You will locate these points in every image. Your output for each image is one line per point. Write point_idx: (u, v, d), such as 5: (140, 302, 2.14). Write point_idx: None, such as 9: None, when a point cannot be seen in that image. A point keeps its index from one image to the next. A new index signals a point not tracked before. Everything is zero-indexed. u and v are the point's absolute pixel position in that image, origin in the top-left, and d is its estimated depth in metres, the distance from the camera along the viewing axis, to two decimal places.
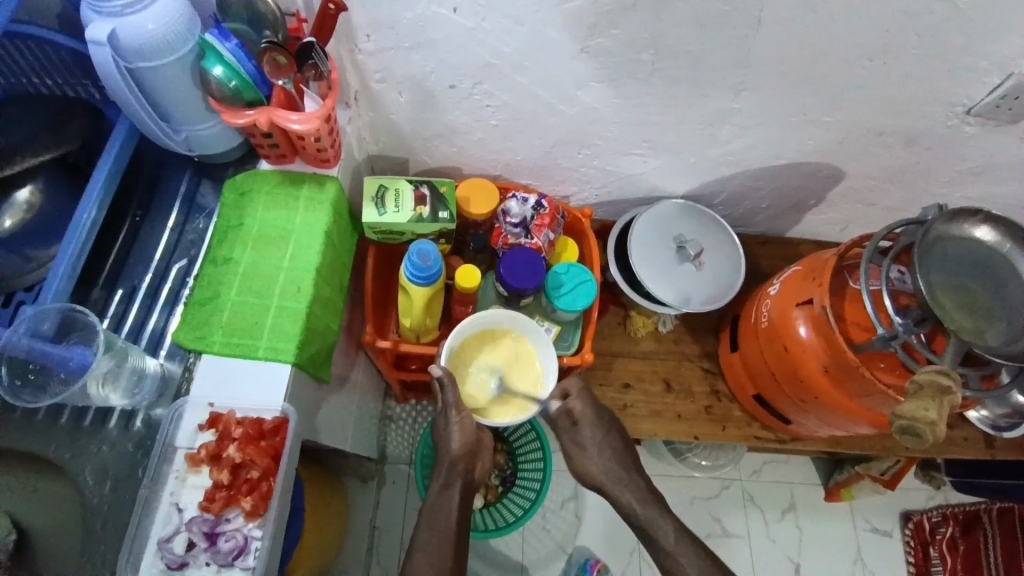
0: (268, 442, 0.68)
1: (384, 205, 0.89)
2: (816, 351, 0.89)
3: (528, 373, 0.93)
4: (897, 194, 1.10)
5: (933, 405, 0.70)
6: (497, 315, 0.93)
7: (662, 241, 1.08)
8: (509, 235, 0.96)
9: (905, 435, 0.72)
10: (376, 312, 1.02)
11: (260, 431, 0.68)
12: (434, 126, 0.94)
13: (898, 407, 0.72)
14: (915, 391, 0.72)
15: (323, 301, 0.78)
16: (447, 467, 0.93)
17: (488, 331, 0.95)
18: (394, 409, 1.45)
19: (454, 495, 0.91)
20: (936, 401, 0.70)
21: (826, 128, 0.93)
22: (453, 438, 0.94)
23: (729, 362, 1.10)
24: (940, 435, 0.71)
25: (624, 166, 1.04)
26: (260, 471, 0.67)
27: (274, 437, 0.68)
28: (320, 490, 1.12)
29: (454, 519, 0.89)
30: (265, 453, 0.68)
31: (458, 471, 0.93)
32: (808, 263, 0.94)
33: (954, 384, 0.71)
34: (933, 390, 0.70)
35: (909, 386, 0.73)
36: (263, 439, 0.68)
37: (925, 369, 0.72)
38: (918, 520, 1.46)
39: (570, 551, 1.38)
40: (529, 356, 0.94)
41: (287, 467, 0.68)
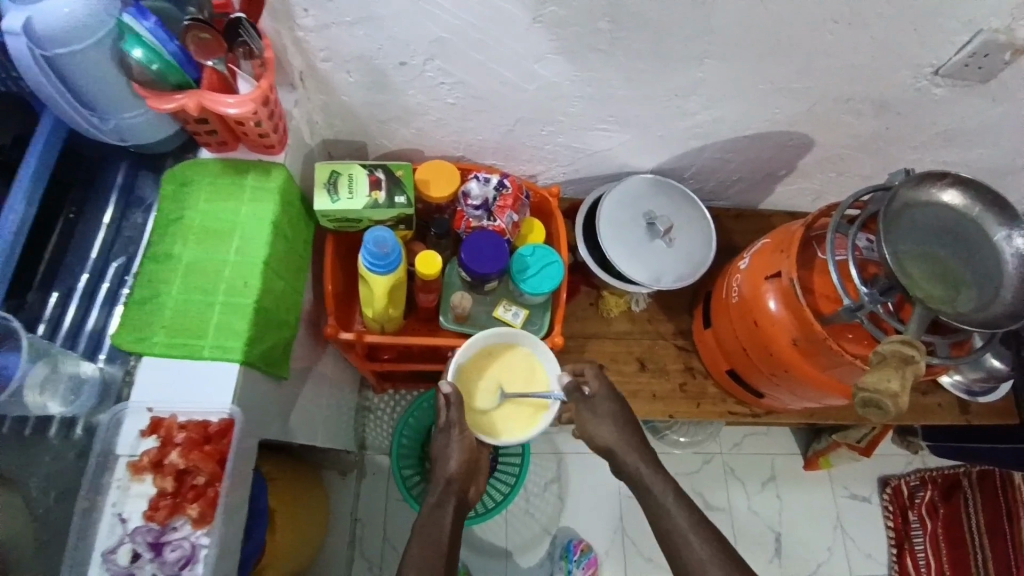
0: (214, 445, 0.65)
1: (338, 192, 0.83)
2: (786, 323, 0.87)
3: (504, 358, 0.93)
4: (867, 161, 1.08)
5: (898, 374, 0.66)
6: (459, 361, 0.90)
7: (632, 218, 1.06)
8: (471, 218, 0.93)
9: (868, 408, 0.68)
10: (340, 307, 0.97)
11: (205, 435, 0.65)
12: (390, 106, 0.90)
13: (862, 378, 0.68)
14: (879, 361, 0.68)
15: (274, 293, 0.74)
16: (442, 485, 0.88)
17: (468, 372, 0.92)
18: (372, 400, 1.45)
19: (449, 512, 0.85)
20: (900, 371, 0.67)
21: (794, 96, 0.91)
22: (452, 457, 0.89)
23: (702, 340, 1.09)
24: (904, 407, 0.67)
25: (590, 142, 1.01)
26: (207, 476, 0.64)
27: (220, 440, 0.65)
28: (296, 487, 1.10)
29: (446, 539, 0.82)
30: (210, 457, 0.65)
31: (453, 490, 0.88)
32: (776, 235, 0.93)
33: (918, 354, 0.68)
34: (895, 361, 0.67)
35: (874, 358, 0.69)
36: (207, 443, 0.65)
37: (889, 339, 0.69)
38: (895, 484, 1.49)
39: (554, 532, 1.39)
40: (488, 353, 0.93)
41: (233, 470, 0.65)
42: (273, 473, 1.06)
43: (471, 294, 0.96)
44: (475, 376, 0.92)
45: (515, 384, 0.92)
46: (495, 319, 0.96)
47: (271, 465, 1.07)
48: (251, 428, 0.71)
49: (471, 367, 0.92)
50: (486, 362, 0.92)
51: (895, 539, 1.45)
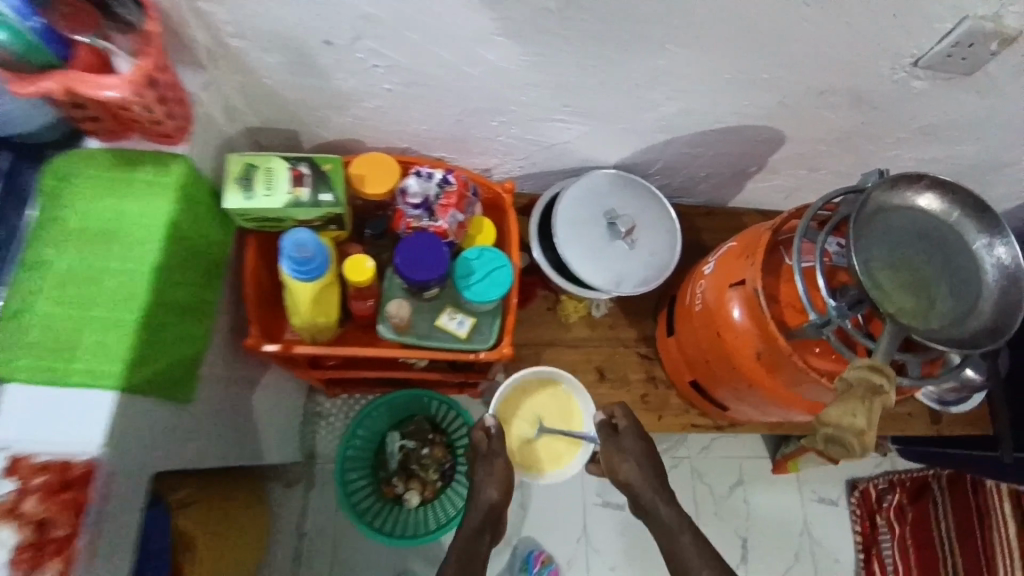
0: (73, 493, 0.56)
1: (253, 188, 0.72)
2: (749, 335, 0.81)
3: (545, 394, 1.01)
4: (840, 158, 1.02)
5: (861, 410, 0.59)
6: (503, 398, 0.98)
7: (591, 217, 0.99)
8: (410, 218, 0.84)
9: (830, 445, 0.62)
10: (265, 314, 0.87)
11: (64, 480, 0.56)
12: (320, 92, 0.80)
13: (823, 411, 0.61)
14: (844, 391, 0.61)
15: (168, 306, 0.66)
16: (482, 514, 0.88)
17: (511, 407, 1.00)
18: (322, 405, 1.37)
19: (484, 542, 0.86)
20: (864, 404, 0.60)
21: (764, 88, 0.83)
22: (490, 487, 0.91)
23: (665, 348, 1.03)
24: (868, 446, 0.60)
25: (547, 134, 0.93)
26: (68, 528, 0.56)
27: (82, 486, 0.57)
28: (228, 507, 1.02)
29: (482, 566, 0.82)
30: (69, 507, 0.56)
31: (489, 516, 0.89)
32: (744, 238, 0.86)
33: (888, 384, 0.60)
34: (862, 391, 0.59)
35: (839, 385, 0.62)
36: (66, 490, 0.56)
37: (853, 366, 0.61)
38: (863, 487, 1.46)
39: (514, 543, 1.33)
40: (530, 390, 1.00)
41: (96, 518, 0.58)
42: (183, 502, 0.93)
43: (412, 301, 0.88)
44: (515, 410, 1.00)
45: (553, 420, 1.00)
46: (438, 328, 0.88)
47: (181, 492, 0.94)
48: (131, 464, 0.63)
49: (515, 403, 1.00)
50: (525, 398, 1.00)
51: (861, 544, 1.42)
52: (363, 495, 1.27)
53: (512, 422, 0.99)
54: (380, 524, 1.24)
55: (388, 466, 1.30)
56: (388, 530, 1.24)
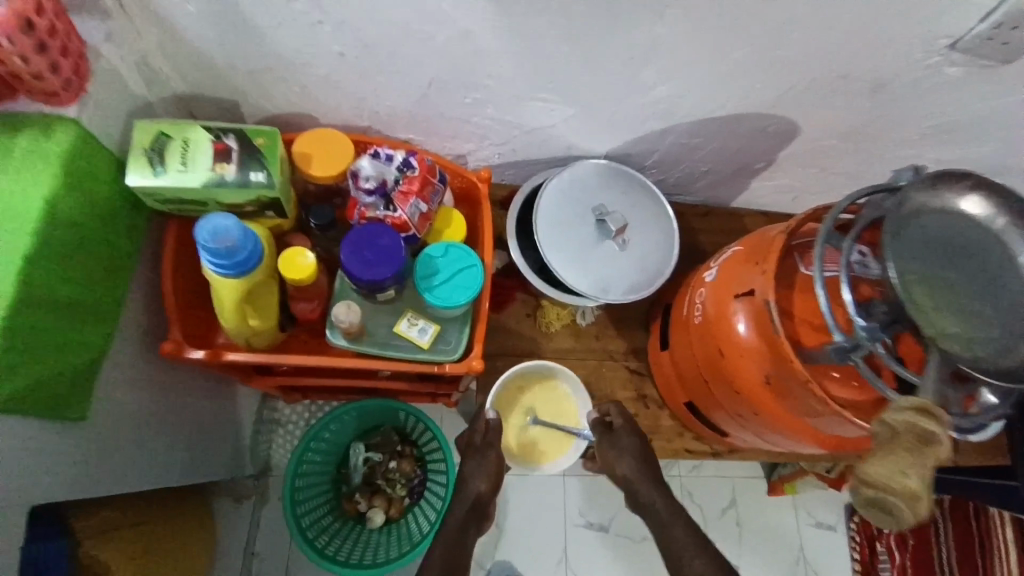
0: None
1: (164, 162, 0.60)
2: (756, 354, 0.69)
3: (542, 388, 0.93)
4: (855, 156, 0.90)
5: (913, 464, 0.46)
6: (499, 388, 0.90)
7: (577, 213, 0.87)
8: (365, 207, 0.72)
9: (872, 511, 0.48)
10: (191, 315, 0.74)
11: None
12: (255, 54, 0.67)
13: (863, 466, 0.48)
14: (887, 439, 0.49)
15: (46, 304, 0.53)
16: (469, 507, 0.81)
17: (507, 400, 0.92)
18: (280, 412, 1.24)
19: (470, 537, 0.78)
20: (915, 457, 0.47)
21: (778, 70, 0.71)
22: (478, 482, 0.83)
23: (658, 363, 0.92)
24: (922, 515, 0.47)
25: (528, 116, 0.80)
26: None
27: None
28: (157, 533, 0.88)
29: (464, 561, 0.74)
30: None
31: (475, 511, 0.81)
32: (751, 240, 0.74)
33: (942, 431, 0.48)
34: (912, 441, 0.47)
35: (881, 431, 0.50)
36: None
37: (899, 407, 0.50)
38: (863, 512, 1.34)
39: (488, 567, 1.17)
40: (527, 382, 0.92)
41: None
42: (103, 527, 0.79)
43: (367, 303, 0.75)
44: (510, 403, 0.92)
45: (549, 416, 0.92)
46: (397, 335, 0.75)
47: (103, 515, 0.80)
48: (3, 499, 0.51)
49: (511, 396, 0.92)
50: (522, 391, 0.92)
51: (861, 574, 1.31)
52: (320, 513, 1.14)
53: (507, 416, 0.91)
54: (335, 549, 1.11)
55: (351, 479, 1.18)
56: (346, 555, 1.10)
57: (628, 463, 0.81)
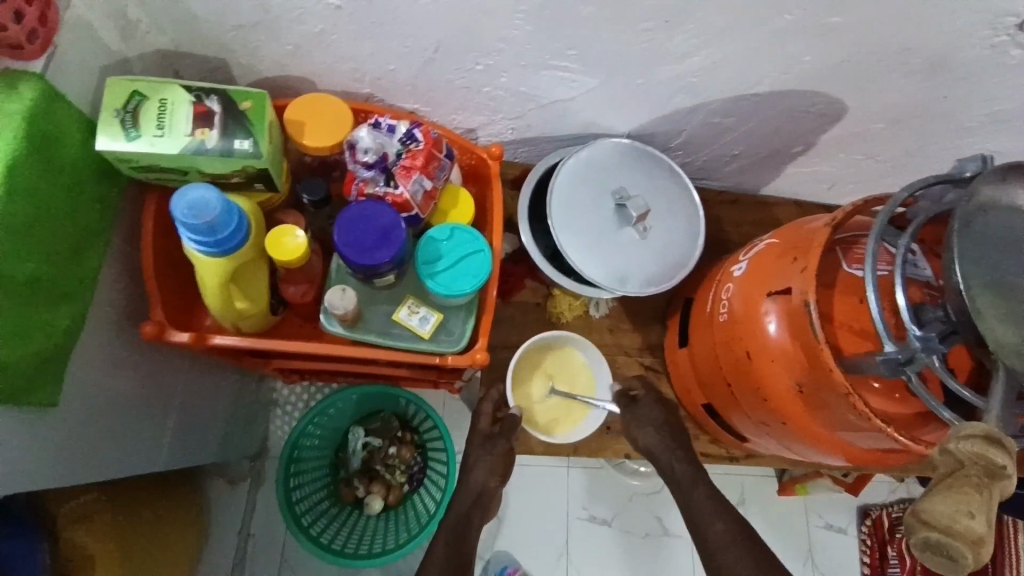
0: None
1: (138, 125, 0.54)
2: (788, 359, 0.63)
3: (561, 359, 0.88)
4: (903, 143, 0.82)
5: (981, 503, 0.41)
6: (518, 356, 0.85)
7: (594, 196, 0.80)
8: (363, 182, 0.66)
9: (928, 554, 0.43)
10: (173, 295, 0.68)
11: None
12: (242, 7, 0.60)
13: (922, 502, 0.43)
14: (949, 472, 0.44)
15: (7, 282, 0.48)
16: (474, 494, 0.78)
17: (525, 371, 0.87)
18: (278, 393, 1.20)
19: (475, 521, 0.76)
20: (983, 495, 0.42)
21: (828, 42, 0.63)
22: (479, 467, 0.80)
23: (674, 361, 0.86)
24: (984, 560, 0.42)
25: (544, 87, 0.73)
26: None
27: None
28: (143, 516, 0.85)
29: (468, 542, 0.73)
30: None
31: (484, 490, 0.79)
32: (788, 233, 0.67)
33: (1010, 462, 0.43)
34: (977, 475, 0.43)
35: (942, 461, 0.45)
36: None
37: (963, 433, 0.44)
38: (876, 516, 1.25)
39: (486, 558, 1.13)
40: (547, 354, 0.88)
41: None
42: (78, 515, 0.75)
43: (364, 289, 0.69)
44: (529, 374, 0.87)
45: (567, 388, 0.87)
46: (395, 323, 0.70)
47: (80, 501, 0.76)
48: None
49: (530, 365, 0.87)
50: (541, 362, 0.87)
51: None
52: (317, 498, 1.11)
53: (524, 386, 0.86)
54: (331, 535, 1.07)
55: (349, 464, 1.13)
56: (341, 544, 1.07)
57: (648, 431, 0.80)
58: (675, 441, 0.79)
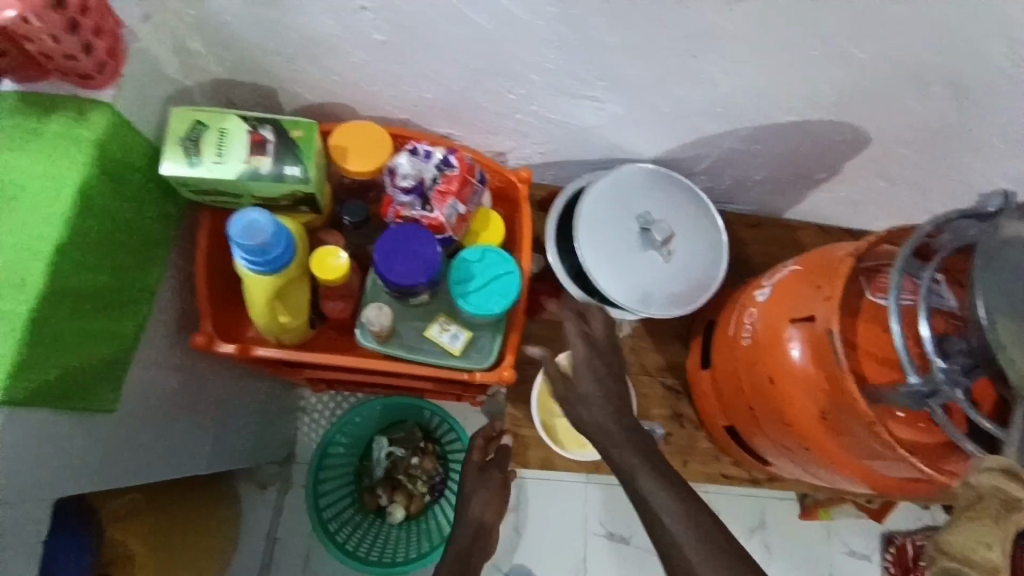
0: None
1: (200, 152, 0.58)
2: (812, 385, 0.64)
3: None
4: (932, 170, 0.82)
5: (998, 537, 0.42)
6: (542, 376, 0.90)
7: (620, 220, 0.82)
8: (401, 205, 0.69)
9: None
10: (220, 308, 0.72)
11: None
12: (293, 41, 0.64)
13: (942, 534, 0.44)
14: (967, 504, 0.45)
15: (76, 293, 0.52)
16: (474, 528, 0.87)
17: None
18: (306, 400, 1.24)
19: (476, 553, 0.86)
20: (1001, 529, 0.42)
21: (853, 74, 0.65)
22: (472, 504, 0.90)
23: (696, 381, 0.87)
24: None
25: (572, 113, 0.76)
26: None
27: None
28: (178, 516, 0.88)
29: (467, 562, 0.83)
30: None
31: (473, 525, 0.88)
32: (813, 260, 0.68)
33: None
34: (995, 507, 0.43)
35: (961, 494, 0.46)
36: None
37: (979, 466, 0.45)
38: (900, 543, 1.22)
39: (506, 570, 1.14)
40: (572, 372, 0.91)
41: None
42: (121, 513, 0.79)
43: (399, 306, 0.73)
44: None
45: None
46: (426, 339, 0.73)
47: (122, 500, 0.80)
48: (28, 490, 0.50)
49: None
50: None
51: None
52: (342, 504, 1.14)
53: None
54: (355, 542, 1.11)
55: (373, 473, 1.15)
56: (364, 551, 1.10)
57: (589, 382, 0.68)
58: (620, 399, 0.67)
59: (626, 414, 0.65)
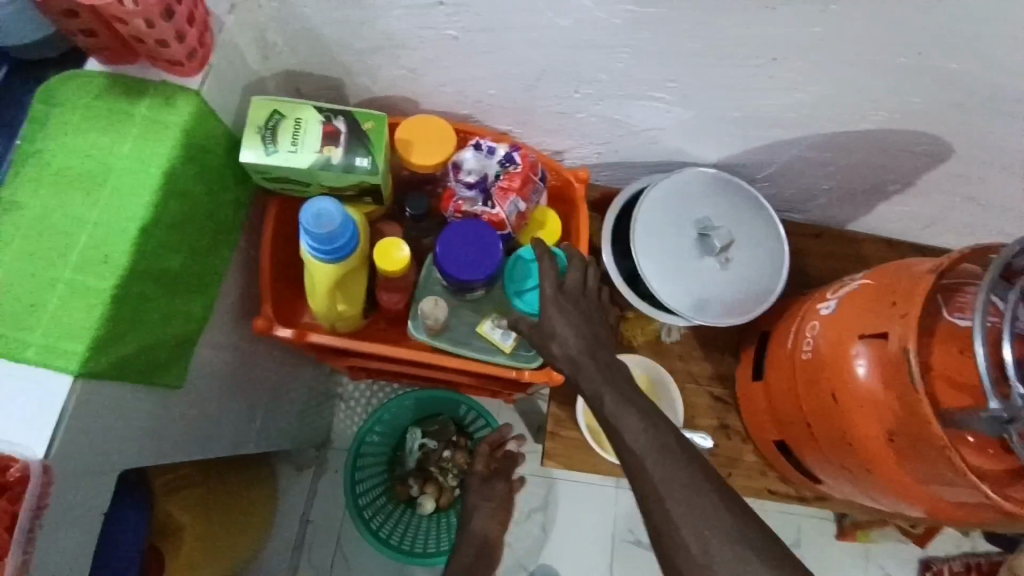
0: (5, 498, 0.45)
1: (276, 141, 0.59)
2: (879, 406, 0.61)
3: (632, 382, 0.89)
4: (1016, 187, 0.78)
5: None
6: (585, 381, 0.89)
7: (678, 225, 0.81)
8: (462, 200, 0.70)
9: None
10: (280, 293, 0.73)
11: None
12: (370, 33, 0.64)
13: None
14: None
15: (154, 273, 0.53)
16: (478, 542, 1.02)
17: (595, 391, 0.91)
18: (344, 387, 1.25)
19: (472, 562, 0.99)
20: None
21: (945, 84, 0.62)
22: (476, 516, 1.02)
23: (746, 392, 0.85)
24: None
25: (639, 115, 0.75)
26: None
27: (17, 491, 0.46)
28: (222, 492, 0.91)
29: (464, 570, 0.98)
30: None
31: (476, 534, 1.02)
32: (886, 276, 0.66)
33: None
34: None
35: None
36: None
37: None
38: (938, 569, 1.16)
39: (531, 570, 1.13)
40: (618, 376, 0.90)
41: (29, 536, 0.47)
42: (172, 485, 0.81)
43: (452, 301, 0.73)
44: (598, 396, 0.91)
45: None
46: (479, 336, 0.73)
47: (174, 473, 0.83)
48: (98, 458, 0.52)
49: None
50: None
51: None
52: (376, 492, 1.15)
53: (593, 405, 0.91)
54: (389, 530, 1.12)
55: (405, 463, 1.16)
56: (397, 539, 1.12)
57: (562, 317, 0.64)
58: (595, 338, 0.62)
59: (597, 350, 0.61)
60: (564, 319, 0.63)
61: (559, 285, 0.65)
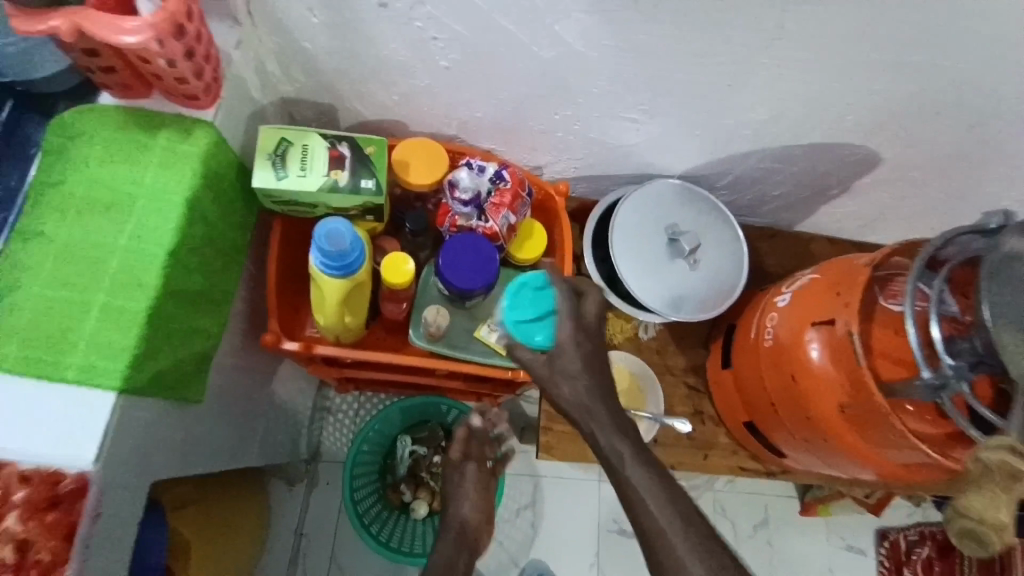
0: (58, 515, 0.48)
1: (286, 166, 0.64)
2: (832, 383, 0.71)
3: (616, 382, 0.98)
4: (936, 188, 0.90)
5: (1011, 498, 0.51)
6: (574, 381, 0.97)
7: (651, 231, 0.89)
8: (457, 215, 0.76)
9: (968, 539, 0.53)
10: (283, 309, 0.77)
11: (52, 496, 0.48)
12: (367, 63, 0.70)
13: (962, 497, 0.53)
14: (982, 473, 0.53)
15: (181, 293, 0.57)
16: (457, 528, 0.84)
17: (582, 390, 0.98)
18: (332, 400, 1.28)
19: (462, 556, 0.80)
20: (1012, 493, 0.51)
21: (873, 103, 0.72)
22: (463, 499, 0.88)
23: (717, 380, 0.94)
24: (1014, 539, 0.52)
25: (613, 132, 0.82)
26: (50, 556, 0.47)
27: (73, 503, 0.49)
28: (221, 506, 0.93)
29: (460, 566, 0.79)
30: (54, 532, 0.48)
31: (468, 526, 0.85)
32: (832, 270, 0.75)
33: None
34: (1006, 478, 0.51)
35: (973, 466, 0.54)
36: (51, 509, 0.47)
37: (993, 444, 0.53)
38: (893, 538, 1.29)
39: (522, 565, 1.19)
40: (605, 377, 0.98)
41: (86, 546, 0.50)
42: (177, 503, 0.84)
43: (450, 308, 0.79)
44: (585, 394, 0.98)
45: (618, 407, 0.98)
46: (476, 340, 0.79)
47: (178, 491, 0.85)
48: (138, 474, 0.55)
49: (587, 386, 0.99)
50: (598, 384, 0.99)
51: None
52: (370, 501, 1.18)
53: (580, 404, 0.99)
54: (386, 536, 1.16)
55: (397, 470, 1.19)
56: (394, 543, 1.15)
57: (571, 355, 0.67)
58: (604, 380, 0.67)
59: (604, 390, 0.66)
60: (576, 354, 0.66)
61: (574, 322, 0.67)
